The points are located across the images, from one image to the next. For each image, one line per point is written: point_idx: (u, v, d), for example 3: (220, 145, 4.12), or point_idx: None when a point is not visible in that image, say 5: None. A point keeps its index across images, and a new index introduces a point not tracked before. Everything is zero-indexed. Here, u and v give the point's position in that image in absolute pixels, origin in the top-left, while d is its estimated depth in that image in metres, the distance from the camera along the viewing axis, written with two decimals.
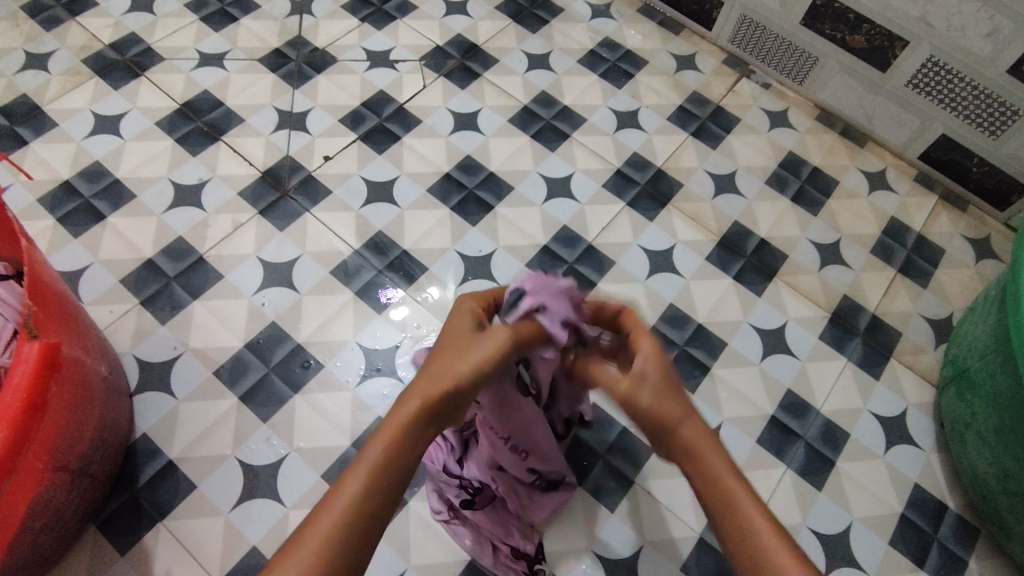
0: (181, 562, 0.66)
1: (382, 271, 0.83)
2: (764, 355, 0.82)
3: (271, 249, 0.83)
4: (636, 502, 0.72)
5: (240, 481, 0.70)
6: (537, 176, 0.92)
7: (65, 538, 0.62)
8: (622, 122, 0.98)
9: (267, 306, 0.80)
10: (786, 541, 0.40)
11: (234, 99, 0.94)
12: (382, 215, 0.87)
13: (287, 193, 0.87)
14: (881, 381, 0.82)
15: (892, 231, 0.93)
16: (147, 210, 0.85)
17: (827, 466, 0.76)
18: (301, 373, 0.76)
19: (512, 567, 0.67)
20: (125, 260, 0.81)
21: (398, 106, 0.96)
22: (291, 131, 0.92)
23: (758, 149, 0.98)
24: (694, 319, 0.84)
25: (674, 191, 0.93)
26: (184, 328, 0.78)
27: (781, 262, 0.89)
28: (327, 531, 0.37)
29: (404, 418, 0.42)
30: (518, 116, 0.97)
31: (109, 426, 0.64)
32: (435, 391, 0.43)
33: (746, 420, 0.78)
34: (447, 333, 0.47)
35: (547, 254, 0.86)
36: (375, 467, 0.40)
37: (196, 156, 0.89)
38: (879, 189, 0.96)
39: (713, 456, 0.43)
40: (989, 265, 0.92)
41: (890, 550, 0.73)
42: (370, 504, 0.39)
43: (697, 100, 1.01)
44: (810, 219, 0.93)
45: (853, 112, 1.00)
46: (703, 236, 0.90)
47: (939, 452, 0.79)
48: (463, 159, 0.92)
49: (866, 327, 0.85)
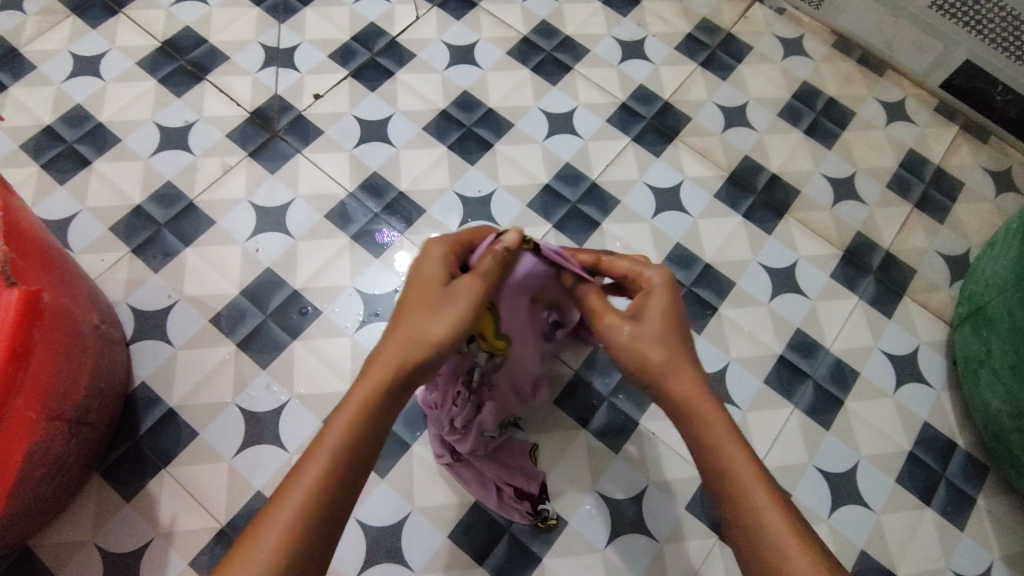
0: (187, 507, 0.67)
1: (378, 214, 0.80)
2: (773, 295, 0.80)
3: (263, 193, 0.81)
4: (640, 443, 0.72)
5: (243, 427, 0.70)
6: (538, 111, 0.88)
7: (68, 485, 0.62)
8: (627, 53, 0.93)
9: (262, 252, 0.78)
10: (780, 508, 0.46)
11: (217, 35, 0.89)
12: (377, 155, 0.84)
13: (278, 134, 0.84)
14: (893, 319, 0.80)
15: (909, 164, 0.89)
16: (134, 155, 0.82)
17: (837, 406, 0.75)
18: (299, 320, 0.75)
19: (517, 508, 0.67)
20: (113, 207, 0.79)
21: (390, 39, 0.91)
22: (279, 69, 0.88)
23: (771, 79, 0.93)
24: (701, 259, 0.81)
25: (682, 125, 0.89)
26: (178, 275, 0.76)
27: (793, 198, 0.86)
28: (276, 538, 0.42)
29: (377, 380, 0.47)
30: (517, 48, 0.92)
31: (105, 375, 0.63)
32: (386, 382, 0.47)
33: (754, 360, 0.77)
34: (414, 277, 0.52)
35: (549, 193, 0.83)
36: (337, 446, 0.45)
37: (181, 97, 0.85)
38: (898, 121, 0.92)
39: (711, 415, 0.49)
40: (1010, 199, 0.88)
41: (898, 488, 0.72)
42: (324, 494, 0.44)
43: (707, 28, 0.95)
44: (824, 152, 0.89)
45: (872, 38, 0.94)
46: (713, 172, 0.86)
47: (951, 390, 0.77)
48: (460, 95, 0.88)
49: (879, 265, 0.83)
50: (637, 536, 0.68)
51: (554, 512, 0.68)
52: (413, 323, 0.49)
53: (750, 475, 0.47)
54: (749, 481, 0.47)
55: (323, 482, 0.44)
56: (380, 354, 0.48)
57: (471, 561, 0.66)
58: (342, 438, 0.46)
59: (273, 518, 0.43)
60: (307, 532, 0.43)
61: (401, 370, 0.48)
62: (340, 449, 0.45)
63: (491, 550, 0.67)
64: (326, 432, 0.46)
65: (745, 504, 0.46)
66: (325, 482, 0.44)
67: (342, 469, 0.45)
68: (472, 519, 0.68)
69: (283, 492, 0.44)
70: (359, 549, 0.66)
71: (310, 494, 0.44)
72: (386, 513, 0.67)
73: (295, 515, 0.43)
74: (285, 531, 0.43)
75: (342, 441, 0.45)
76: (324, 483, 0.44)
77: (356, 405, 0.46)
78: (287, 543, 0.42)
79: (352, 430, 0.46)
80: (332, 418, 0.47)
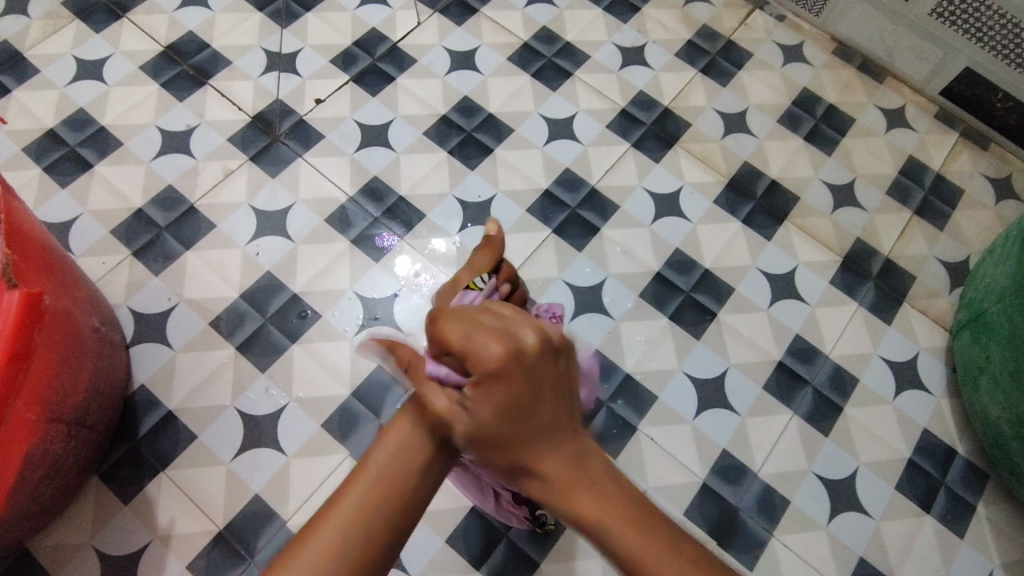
0: (185, 510, 0.67)
1: (378, 218, 0.81)
2: (772, 301, 0.80)
3: (264, 196, 0.81)
4: (639, 449, 0.72)
5: (241, 430, 0.70)
6: (538, 117, 0.88)
7: (66, 487, 0.62)
8: (628, 59, 0.93)
9: (262, 255, 0.78)
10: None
11: (220, 40, 0.90)
12: (377, 160, 0.84)
13: (279, 139, 0.84)
14: (893, 326, 0.80)
15: (909, 170, 0.89)
16: (136, 158, 0.82)
17: (836, 412, 0.75)
18: (298, 324, 0.75)
19: (514, 513, 0.65)
20: (115, 210, 0.79)
21: (392, 44, 0.91)
22: (281, 74, 0.88)
23: (771, 86, 0.93)
24: (700, 265, 0.81)
25: (682, 131, 0.89)
26: (178, 279, 0.76)
27: (792, 204, 0.86)
28: (339, 539, 0.28)
29: (423, 336, 0.36)
30: (517, 54, 0.92)
31: (105, 377, 0.63)
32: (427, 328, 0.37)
33: (753, 365, 0.77)
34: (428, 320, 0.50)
35: (549, 199, 0.83)
36: (406, 433, 0.31)
37: (183, 102, 0.86)
38: (898, 127, 0.92)
39: (601, 460, 0.33)
40: (1010, 206, 0.88)
41: (897, 495, 0.72)
42: (416, 473, 0.31)
43: (707, 34, 0.96)
44: (823, 159, 0.89)
45: (871, 45, 0.94)
46: (712, 178, 0.86)
47: (950, 397, 0.77)
48: (461, 100, 0.88)
49: (879, 271, 0.83)
50: None
51: (551, 518, 0.67)
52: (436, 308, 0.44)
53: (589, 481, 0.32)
54: (634, 532, 0.30)
55: (408, 444, 0.31)
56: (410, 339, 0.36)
57: (468, 566, 0.66)
58: (415, 426, 0.31)
59: (332, 519, 0.29)
60: (387, 526, 0.29)
61: (435, 340, 0.36)
62: (415, 411, 0.32)
63: (488, 555, 0.67)
64: (383, 434, 0.32)
65: (639, 566, 0.30)
66: (404, 463, 0.31)
67: (428, 429, 0.32)
68: (469, 524, 0.68)
69: (344, 486, 0.30)
70: None
71: (385, 472, 0.30)
72: None
73: (369, 504, 0.29)
74: (352, 526, 0.29)
75: (411, 412, 0.32)
76: (398, 460, 0.31)
77: (412, 370, 0.34)
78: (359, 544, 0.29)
79: (428, 377, 0.33)
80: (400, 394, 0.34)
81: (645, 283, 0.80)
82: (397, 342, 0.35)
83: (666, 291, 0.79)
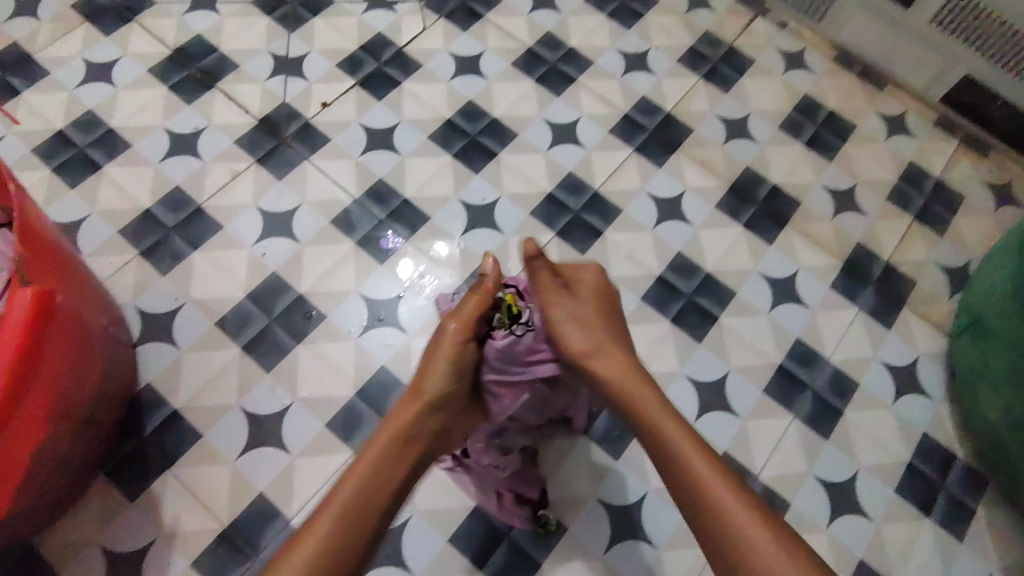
0: (190, 508, 0.67)
1: (383, 220, 0.82)
2: (773, 304, 0.81)
3: (270, 198, 0.82)
4: (640, 451, 0.72)
5: (246, 430, 0.71)
6: (542, 122, 0.89)
7: (73, 484, 0.62)
8: (631, 65, 0.94)
9: (268, 256, 0.79)
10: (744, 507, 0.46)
11: (228, 44, 0.91)
12: (382, 162, 0.85)
13: (285, 141, 0.85)
14: (893, 330, 0.80)
15: (909, 177, 0.90)
16: (144, 159, 0.83)
17: (836, 415, 0.76)
18: (304, 324, 0.76)
19: (518, 513, 0.67)
20: (123, 210, 0.80)
21: (397, 49, 0.92)
22: (288, 77, 0.89)
23: (773, 92, 0.94)
24: (702, 268, 0.82)
25: (684, 136, 0.90)
26: (185, 279, 0.77)
27: (793, 209, 0.86)
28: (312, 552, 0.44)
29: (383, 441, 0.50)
30: (522, 59, 0.93)
31: (113, 376, 0.64)
32: (399, 450, 0.50)
33: (755, 368, 0.77)
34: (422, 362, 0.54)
35: (553, 202, 0.84)
36: (360, 480, 0.48)
37: (191, 104, 0.87)
38: (898, 134, 0.93)
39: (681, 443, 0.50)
40: (1010, 213, 0.88)
41: (897, 498, 0.73)
42: (358, 511, 0.47)
43: (710, 41, 0.97)
44: (824, 164, 0.90)
45: (872, 52, 0.95)
46: (714, 183, 0.87)
47: (950, 401, 0.77)
48: (465, 105, 0.89)
49: (879, 276, 0.83)
50: (635, 543, 0.68)
51: (554, 518, 0.68)
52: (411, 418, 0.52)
53: (724, 487, 0.47)
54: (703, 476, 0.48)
55: (333, 526, 0.46)
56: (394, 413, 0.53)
57: (470, 566, 0.67)
58: (365, 467, 0.49)
59: (305, 539, 0.45)
60: (348, 536, 0.46)
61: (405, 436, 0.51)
62: (355, 500, 0.47)
63: (490, 554, 0.67)
64: (349, 474, 0.49)
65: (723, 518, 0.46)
66: (347, 514, 0.46)
67: (355, 516, 0.47)
68: (472, 525, 0.68)
69: (319, 511, 0.47)
70: None
71: (333, 526, 0.46)
72: None
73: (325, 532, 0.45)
74: (318, 547, 0.44)
75: (366, 469, 0.49)
76: (352, 508, 0.47)
77: (375, 456, 0.50)
78: (322, 555, 0.44)
79: (358, 483, 0.48)
80: (347, 472, 0.49)
81: (647, 287, 0.80)
82: (392, 449, 0.50)
83: (668, 295, 0.80)
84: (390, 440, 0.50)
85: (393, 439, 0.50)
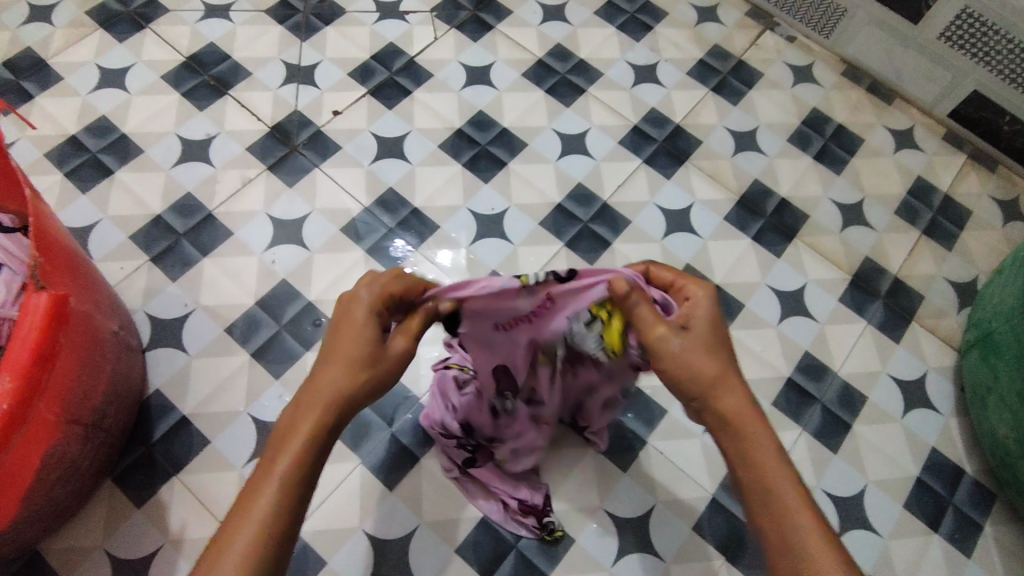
0: (196, 515, 0.67)
1: (393, 229, 0.82)
2: (782, 317, 0.81)
3: (281, 206, 0.82)
4: (648, 462, 0.72)
5: (254, 437, 0.71)
6: (552, 132, 0.90)
7: (81, 489, 0.62)
8: (640, 76, 0.95)
9: (278, 264, 0.79)
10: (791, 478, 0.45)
11: (240, 52, 0.92)
12: (393, 171, 0.85)
13: (297, 149, 0.86)
14: (902, 345, 0.80)
15: (918, 191, 0.90)
16: (156, 166, 0.83)
17: (844, 429, 0.76)
18: (312, 332, 0.76)
19: (523, 522, 0.67)
20: (134, 217, 0.80)
21: (409, 59, 0.93)
22: (300, 85, 0.90)
23: (781, 106, 0.94)
24: (711, 280, 0.82)
25: (693, 148, 0.90)
26: (195, 286, 0.77)
27: (802, 222, 0.87)
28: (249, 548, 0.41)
29: (320, 408, 0.45)
30: (532, 70, 0.94)
31: (122, 381, 0.64)
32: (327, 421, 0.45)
33: (763, 381, 0.77)
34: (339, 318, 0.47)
35: (561, 212, 0.84)
36: (301, 451, 0.43)
37: (203, 111, 0.87)
38: (906, 148, 0.93)
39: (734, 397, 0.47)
40: (1018, 228, 0.89)
41: (906, 514, 0.72)
42: (292, 489, 0.43)
43: (719, 54, 0.97)
44: (833, 177, 0.90)
45: (880, 67, 0.96)
46: (723, 195, 0.87)
47: (959, 416, 0.77)
48: (476, 114, 0.90)
49: (888, 290, 0.83)
50: (643, 555, 0.68)
51: (560, 525, 0.68)
52: (336, 373, 0.45)
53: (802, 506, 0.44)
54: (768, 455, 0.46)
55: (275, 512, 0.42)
56: (314, 388, 0.45)
57: None
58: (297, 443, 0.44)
59: (241, 532, 0.41)
60: (292, 514, 0.42)
61: (340, 405, 0.45)
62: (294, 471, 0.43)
63: (498, 565, 0.67)
64: (281, 452, 0.43)
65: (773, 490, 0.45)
66: (291, 492, 0.43)
67: (295, 500, 0.43)
68: (479, 536, 0.68)
69: (253, 498, 0.42)
70: (366, 562, 0.66)
71: (271, 513, 0.42)
72: (393, 527, 0.68)
73: (267, 520, 0.41)
74: (258, 534, 0.41)
75: (300, 452, 0.43)
76: (288, 492, 0.42)
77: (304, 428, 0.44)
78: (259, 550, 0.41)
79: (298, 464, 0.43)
80: (278, 450, 0.44)
81: None
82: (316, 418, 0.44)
83: None
84: (317, 414, 0.45)
85: (321, 414, 0.45)
